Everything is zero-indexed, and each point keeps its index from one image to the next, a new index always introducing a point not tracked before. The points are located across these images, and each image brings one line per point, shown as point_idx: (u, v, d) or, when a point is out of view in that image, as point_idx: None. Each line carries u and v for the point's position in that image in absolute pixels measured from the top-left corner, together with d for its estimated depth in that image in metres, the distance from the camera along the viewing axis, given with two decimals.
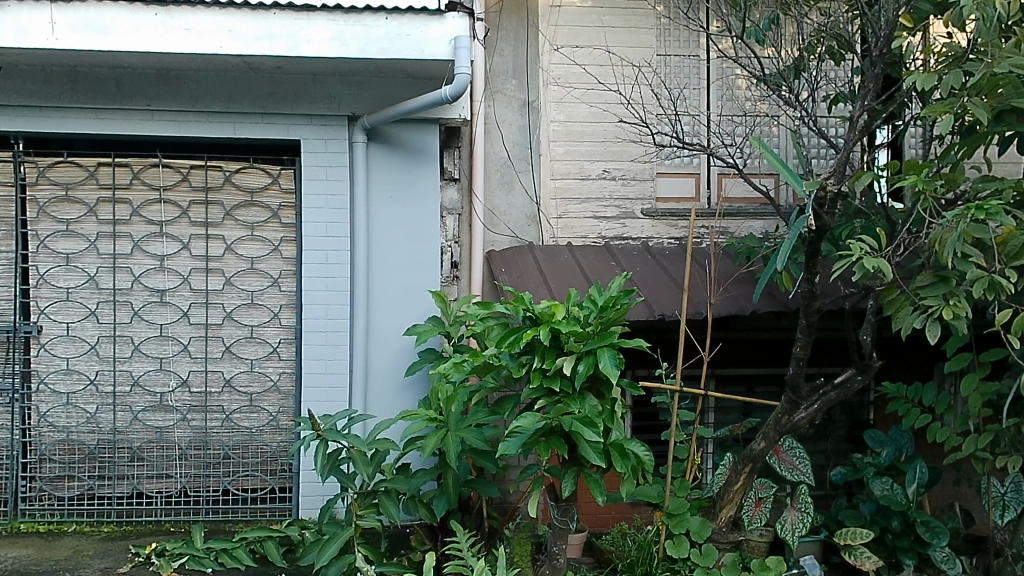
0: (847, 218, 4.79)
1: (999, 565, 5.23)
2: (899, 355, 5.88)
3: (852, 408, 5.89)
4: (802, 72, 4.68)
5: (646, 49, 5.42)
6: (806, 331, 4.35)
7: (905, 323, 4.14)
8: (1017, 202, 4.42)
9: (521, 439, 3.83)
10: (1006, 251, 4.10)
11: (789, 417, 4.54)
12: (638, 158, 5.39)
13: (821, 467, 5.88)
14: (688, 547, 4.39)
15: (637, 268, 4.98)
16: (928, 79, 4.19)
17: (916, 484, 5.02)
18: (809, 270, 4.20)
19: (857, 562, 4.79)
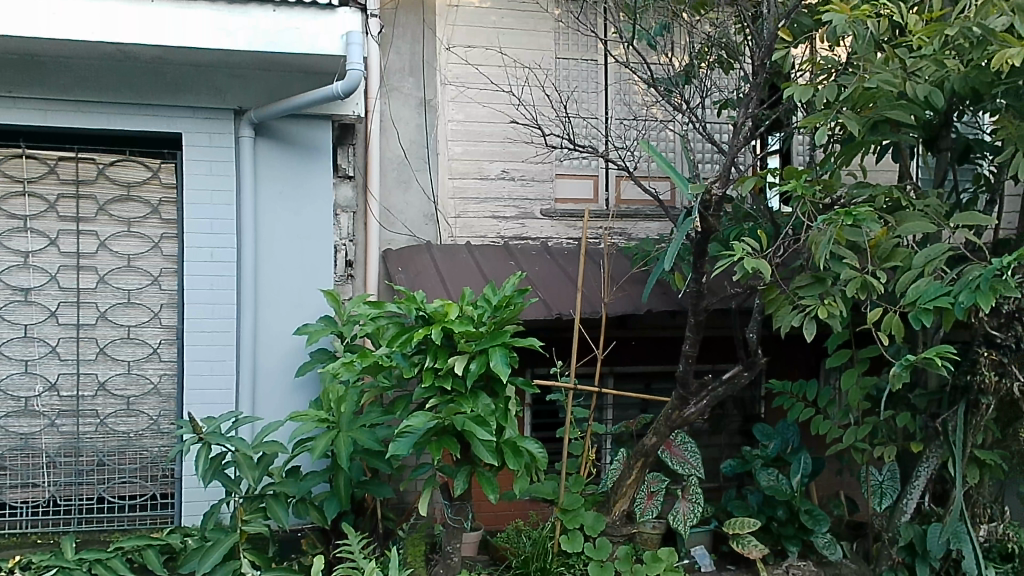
0: (736, 222, 5.01)
1: (877, 550, 5.52)
2: (782, 352, 6.17)
3: (743, 403, 6.12)
4: (692, 79, 4.86)
5: (543, 51, 5.52)
6: (694, 329, 4.49)
7: (785, 322, 4.32)
8: (887, 207, 4.71)
9: (410, 440, 3.84)
10: (879, 254, 4.41)
11: (679, 413, 4.66)
12: (534, 159, 5.46)
13: (713, 460, 6.07)
14: (581, 542, 4.47)
15: (534, 268, 5.02)
16: (805, 91, 4.45)
17: (800, 474, 5.25)
18: (696, 271, 4.31)
19: (744, 551, 4.99)
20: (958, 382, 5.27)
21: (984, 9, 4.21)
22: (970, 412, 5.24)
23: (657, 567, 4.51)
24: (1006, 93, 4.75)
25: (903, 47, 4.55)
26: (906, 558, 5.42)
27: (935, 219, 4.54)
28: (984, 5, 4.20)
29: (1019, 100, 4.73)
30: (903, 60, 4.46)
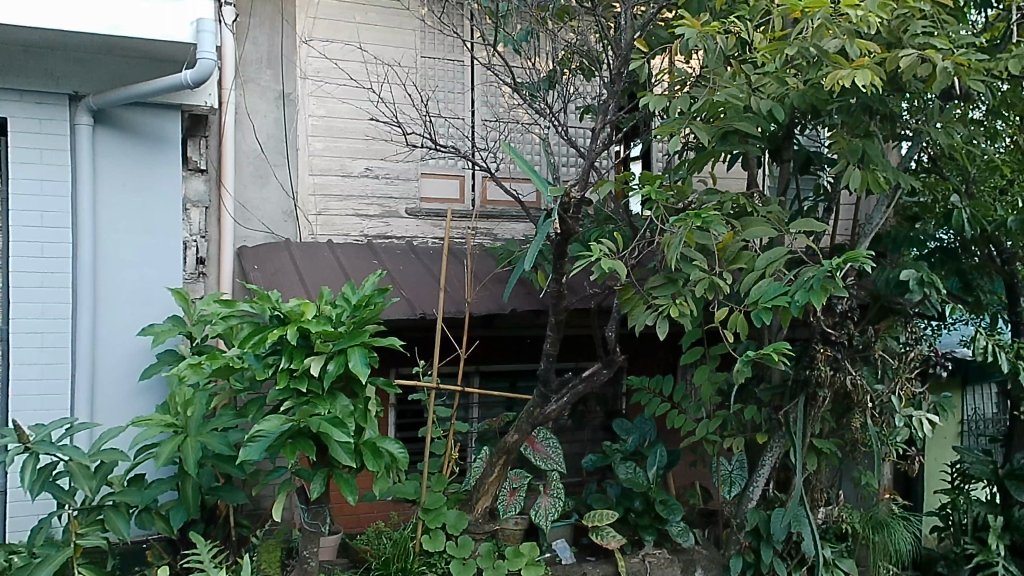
0: (597, 225, 5.19)
1: (726, 535, 5.85)
2: (640, 350, 6.42)
3: (604, 399, 6.34)
4: (555, 84, 4.99)
5: (408, 49, 5.51)
6: (554, 328, 4.59)
7: (639, 320, 4.48)
8: (734, 213, 5.01)
9: (264, 443, 3.69)
10: (726, 256, 4.67)
11: (541, 410, 4.75)
12: (397, 158, 5.43)
13: (575, 455, 6.24)
14: (443, 541, 4.51)
15: (397, 267, 4.99)
16: (659, 101, 4.66)
17: (655, 466, 5.49)
18: (556, 271, 4.41)
19: (602, 542, 5.15)
20: (798, 377, 5.66)
21: (819, 31, 4.44)
22: (809, 405, 5.65)
23: (518, 561, 4.58)
24: (840, 110, 5.16)
25: (749, 63, 4.84)
26: (752, 542, 5.75)
27: (777, 225, 4.85)
28: (818, 28, 4.43)
29: (850, 117, 5.14)
30: (748, 76, 4.73)
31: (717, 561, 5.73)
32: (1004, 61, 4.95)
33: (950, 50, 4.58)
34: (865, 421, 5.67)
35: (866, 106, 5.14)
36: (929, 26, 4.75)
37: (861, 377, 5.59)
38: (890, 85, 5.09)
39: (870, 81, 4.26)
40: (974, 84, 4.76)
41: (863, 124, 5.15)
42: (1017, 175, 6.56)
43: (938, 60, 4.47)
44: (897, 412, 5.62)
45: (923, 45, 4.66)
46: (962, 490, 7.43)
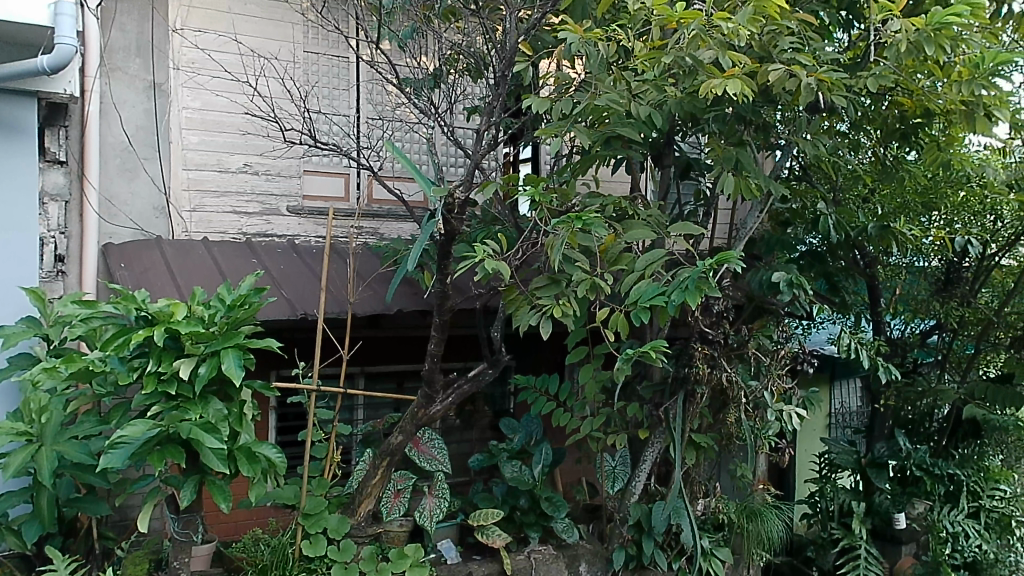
0: (484, 225, 5.24)
1: (610, 529, 5.99)
2: (525, 349, 6.55)
3: (491, 399, 6.41)
4: (441, 84, 5.02)
5: (289, 43, 5.46)
6: (438, 328, 4.58)
7: (522, 320, 4.52)
8: (615, 216, 5.15)
9: (128, 451, 3.53)
10: (607, 257, 4.79)
11: (425, 411, 4.73)
12: (276, 154, 5.34)
13: (462, 455, 6.27)
14: (324, 545, 4.42)
15: (277, 266, 4.87)
16: (542, 104, 4.77)
17: (541, 465, 5.58)
18: (441, 272, 4.41)
19: (488, 540, 5.19)
20: (678, 375, 5.88)
21: (695, 42, 4.61)
22: (688, 401, 5.88)
23: (402, 563, 4.55)
24: (716, 119, 5.39)
25: (629, 70, 4.99)
26: (634, 535, 5.91)
27: (656, 229, 5.01)
28: (693, 39, 4.58)
29: (725, 126, 5.38)
30: (628, 82, 4.87)
31: (601, 555, 5.87)
32: (863, 78, 5.29)
33: (814, 65, 4.87)
34: (739, 416, 5.93)
35: (740, 116, 5.40)
36: (796, 42, 5.02)
37: (735, 374, 5.85)
38: (761, 96, 5.36)
39: (740, 91, 4.47)
40: (834, 99, 5.06)
41: (737, 133, 5.40)
42: (877, 184, 7.06)
43: (802, 74, 4.73)
44: (771, 408, 5.96)
45: (790, 60, 4.92)
46: (830, 479, 7.91)
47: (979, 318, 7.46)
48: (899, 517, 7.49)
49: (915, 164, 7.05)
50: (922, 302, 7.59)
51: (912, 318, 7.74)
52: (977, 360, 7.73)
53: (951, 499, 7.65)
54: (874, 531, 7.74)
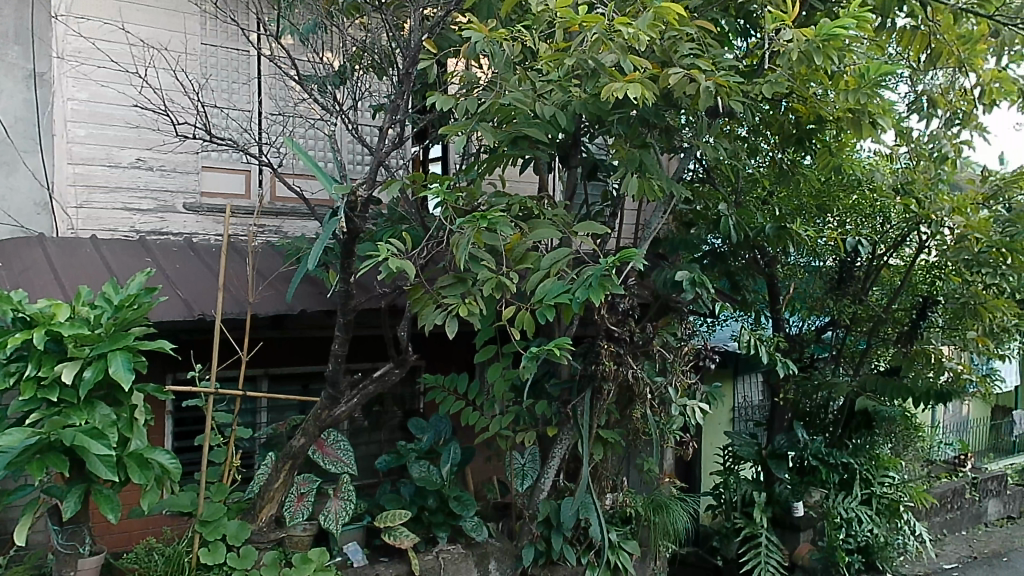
0: (391, 224, 5.22)
1: (520, 526, 6.05)
2: (434, 348, 6.55)
3: (400, 399, 6.39)
4: (346, 80, 4.98)
5: (187, 35, 5.34)
6: (343, 328, 4.51)
7: (428, 319, 4.49)
8: (521, 216, 5.20)
9: (3, 460, 3.31)
10: (513, 257, 4.84)
11: (330, 412, 4.66)
12: (171, 149, 5.19)
13: (371, 456, 6.23)
14: (223, 552, 4.28)
15: (173, 265, 4.71)
16: (446, 101, 4.80)
17: (449, 464, 5.58)
18: (344, 271, 4.35)
19: (395, 542, 5.16)
20: (585, 372, 5.98)
21: (597, 45, 4.69)
22: (595, 397, 5.99)
23: (305, 568, 4.48)
24: (620, 121, 5.49)
25: (534, 71, 5.05)
26: (544, 532, 5.98)
27: (562, 228, 5.09)
28: (595, 42, 4.67)
29: (628, 129, 5.48)
30: (533, 82, 4.90)
31: (510, 552, 5.91)
32: (760, 84, 5.49)
33: (712, 70, 5.03)
34: (644, 412, 6.07)
35: (643, 119, 5.52)
36: (695, 48, 5.17)
37: (641, 370, 5.99)
38: (664, 100, 5.49)
39: (640, 95, 4.57)
40: (732, 103, 5.22)
41: (640, 136, 5.53)
42: (775, 187, 7.35)
43: (700, 78, 4.89)
44: (675, 403, 6.06)
45: (690, 65, 5.06)
46: (733, 471, 8.19)
47: (870, 314, 7.88)
48: (798, 506, 7.86)
49: (809, 168, 7.39)
50: (817, 300, 7.98)
51: (808, 314, 8.15)
52: (869, 354, 8.17)
53: (845, 487, 8.00)
54: (775, 520, 8.08)
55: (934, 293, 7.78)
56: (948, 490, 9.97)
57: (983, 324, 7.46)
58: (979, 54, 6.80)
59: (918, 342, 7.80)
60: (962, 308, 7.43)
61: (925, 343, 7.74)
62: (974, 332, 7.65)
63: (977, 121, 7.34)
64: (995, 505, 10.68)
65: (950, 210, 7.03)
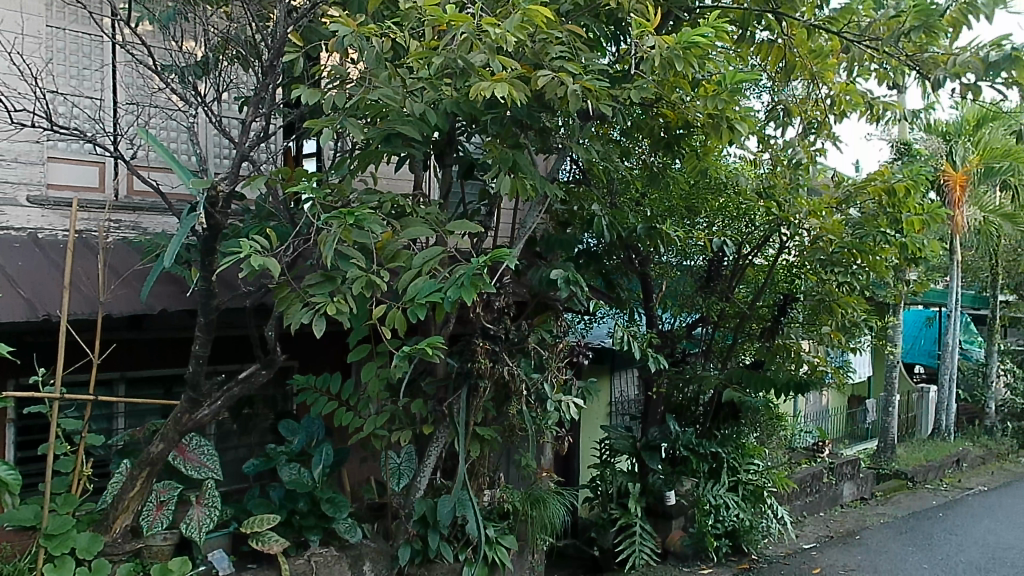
0: (258, 221, 5.09)
1: (395, 526, 6.02)
2: (306, 348, 6.43)
3: (270, 401, 6.23)
4: (208, 71, 4.83)
5: (31, 16, 5.02)
6: (204, 328, 4.35)
7: (295, 318, 4.39)
8: (393, 214, 5.18)
9: None
10: (385, 254, 4.80)
11: (191, 416, 4.48)
12: (12, 137, 4.86)
13: (240, 459, 6.06)
14: (71, 567, 4.07)
15: (14, 262, 4.41)
16: (312, 95, 4.74)
17: (321, 466, 5.48)
18: (204, 269, 4.19)
19: (263, 547, 5.03)
20: (461, 370, 6.02)
21: (466, 45, 4.78)
22: (470, 395, 6.03)
23: None
24: (494, 120, 5.53)
25: (404, 68, 5.04)
26: (419, 530, 5.98)
27: (434, 226, 5.11)
28: (465, 41, 4.73)
29: (502, 128, 5.53)
30: (403, 79, 4.93)
31: (386, 552, 5.87)
32: (628, 89, 5.67)
33: (580, 74, 5.16)
34: (520, 408, 6.15)
35: (517, 120, 5.59)
36: (565, 52, 5.31)
37: (517, 367, 6.08)
38: (537, 101, 5.57)
39: (508, 94, 4.63)
40: (602, 106, 5.36)
41: (513, 136, 5.58)
42: (647, 189, 7.64)
43: (569, 81, 5.02)
44: (550, 398, 6.10)
45: (560, 67, 5.19)
46: (610, 464, 8.41)
47: (736, 311, 8.30)
48: (669, 495, 8.26)
49: (678, 171, 7.71)
50: (687, 298, 8.25)
51: (680, 313, 8.40)
52: (736, 348, 8.51)
53: (714, 476, 8.39)
54: (648, 509, 8.40)
55: (793, 290, 8.22)
56: (807, 475, 10.63)
57: (835, 320, 8.06)
58: (829, 68, 7.31)
59: (779, 336, 8.28)
60: (818, 304, 8.01)
61: (787, 338, 8.32)
62: (827, 328, 8.22)
63: (830, 130, 7.87)
64: (850, 487, 11.46)
65: (806, 214, 7.51)
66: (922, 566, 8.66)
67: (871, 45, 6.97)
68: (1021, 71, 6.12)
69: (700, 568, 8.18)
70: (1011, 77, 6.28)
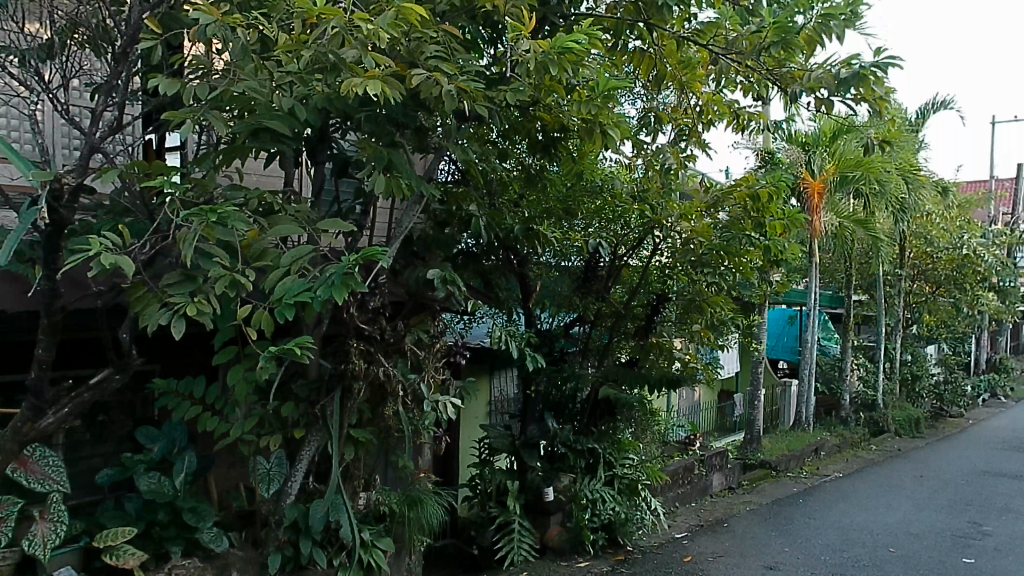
0: (113, 217, 4.84)
1: (265, 533, 5.85)
2: (166, 351, 6.16)
3: (127, 407, 5.94)
4: (53, 57, 4.62)
5: None
6: (48, 332, 4.09)
7: (151, 319, 4.17)
8: (260, 211, 5.04)
9: None
10: (251, 253, 4.63)
11: (33, 425, 4.20)
12: None
13: (93, 470, 5.75)
14: None
15: None
16: (172, 86, 4.54)
17: (183, 474, 5.25)
18: (48, 267, 3.93)
19: (118, 562, 4.77)
20: (335, 371, 5.91)
21: (337, 40, 4.72)
22: (345, 397, 5.93)
23: None
24: (369, 119, 5.45)
25: (272, 62, 4.89)
26: (291, 536, 5.83)
27: (304, 224, 5.00)
28: (336, 36, 4.70)
29: (377, 127, 5.47)
30: (270, 73, 4.78)
31: (255, 560, 5.70)
32: (504, 91, 5.73)
33: (456, 75, 5.14)
34: (396, 409, 6.09)
35: (392, 118, 5.54)
36: (440, 51, 5.29)
37: (393, 368, 6.01)
38: (412, 101, 5.55)
39: (381, 91, 4.57)
40: (478, 107, 5.37)
41: (389, 134, 5.51)
42: (525, 191, 7.81)
43: (444, 80, 4.99)
44: (426, 398, 6.08)
45: (435, 67, 5.18)
46: (488, 462, 8.46)
47: (611, 310, 8.53)
48: (547, 491, 8.40)
49: (555, 174, 7.93)
50: (565, 298, 8.38)
51: (557, 312, 8.54)
52: (613, 347, 8.76)
53: (590, 471, 8.62)
54: (527, 506, 8.51)
55: (666, 290, 8.48)
56: (679, 467, 11.08)
57: (705, 318, 8.44)
58: (697, 78, 7.66)
59: (653, 335, 8.56)
60: (689, 304, 8.35)
61: (661, 337, 8.56)
62: (697, 326, 8.62)
63: (698, 138, 8.23)
64: (719, 478, 12.02)
65: (678, 217, 7.84)
66: (784, 550, 9.19)
67: (735, 59, 7.37)
68: (868, 88, 6.62)
69: (578, 561, 8.36)
70: (859, 93, 6.76)
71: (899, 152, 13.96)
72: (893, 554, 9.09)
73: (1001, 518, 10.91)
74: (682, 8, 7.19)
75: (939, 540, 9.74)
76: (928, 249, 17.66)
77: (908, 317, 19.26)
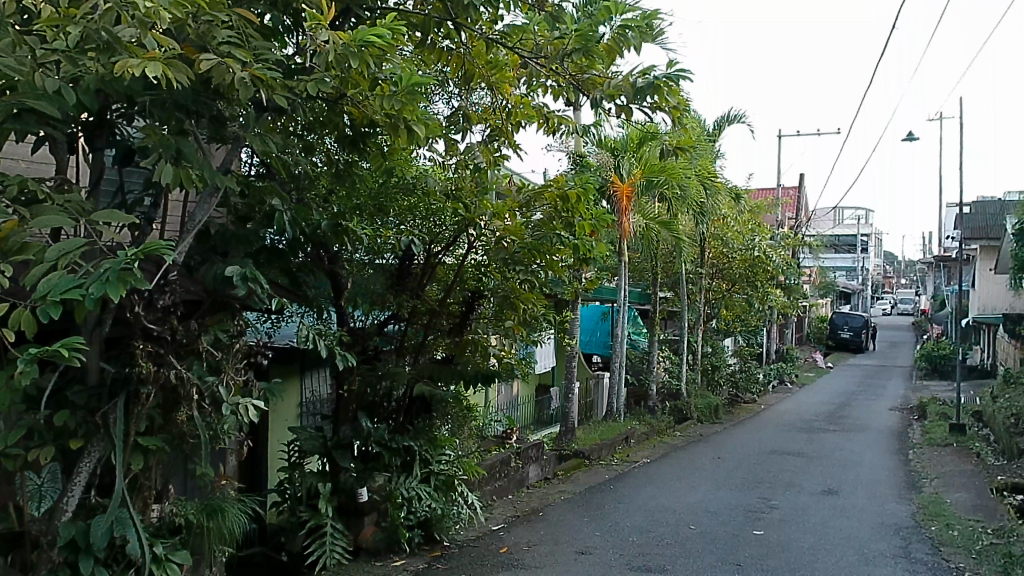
0: None
1: (36, 555, 5.31)
2: None
3: None
4: None
5: None
6: None
7: None
8: (24, 200, 4.59)
9: None
10: (7, 247, 4.18)
11: None
12: None
13: None
14: None
15: None
16: None
17: None
18: None
19: None
20: (119, 375, 5.47)
21: (110, 17, 4.41)
22: (130, 403, 5.48)
23: None
24: (154, 104, 5.10)
25: (35, 37, 4.46)
26: (68, 557, 5.33)
27: (75, 214, 4.59)
28: (109, 13, 4.37)
29: (163, 112, 5.13)
30: (31, 49, 4.37)
31: None
32: (307, 82, 5.50)
33: (249, 62, 4.91)
34: (191, 414, 5.72)
35: (180, 104, 5.21)
36: (235, 37, 5.03)
37: (186, 370, 5.62)
38: (202, 87, 5.26)
39: (162, 73, 4.28)
40: (276, 97, 5.14)
41: (178, 121, 5.17)
42: (334, 187, 7.60)
43: (236, 67, 4.77)
44: (226, 403, 5.81)
45: (227, 53, 4.93)
46: (298, 466, 8.18)
47: (426, 308, 8.54)
48: (361, 492, 8.26)
49: (365, 170, 7.80)
50: (378, 296, 8.22)
51: (370, 309, 8.33)
52: (427, 344, 8.77)
53: (406, 469, 8.58)
54: (340, 508, 8.33)
55: (481, 287, 8.56)
56: (496, 462, 11.30)
57: (518, 315, 8.62)
58: (505, 80, 7.87)
59: (468, 331, 8.69)
60: (503, 301, 8.48)
61: (476, 332, 8.67)
62: (511, 322, 8.73)
63: (509, 138, 8.42)
64: (535, 469, 12.43)
65: (490, 215, 8.03)
66: (594, 535, 9.66)
67: (542, 63, 7.61)
68: (662, 96, 7.01)
69: (393, 560, 8.33)
70: (655, 100, 7.13)
71: (698, 159, 15.03)
72: (692, 531, 9.80)
73: (783, 492, 12.12)
74: (490, 10, 7.35)
75: (732, 516, 10.62)
76: (725, 250, 19.24)
77: (708, 312, 20.89)
